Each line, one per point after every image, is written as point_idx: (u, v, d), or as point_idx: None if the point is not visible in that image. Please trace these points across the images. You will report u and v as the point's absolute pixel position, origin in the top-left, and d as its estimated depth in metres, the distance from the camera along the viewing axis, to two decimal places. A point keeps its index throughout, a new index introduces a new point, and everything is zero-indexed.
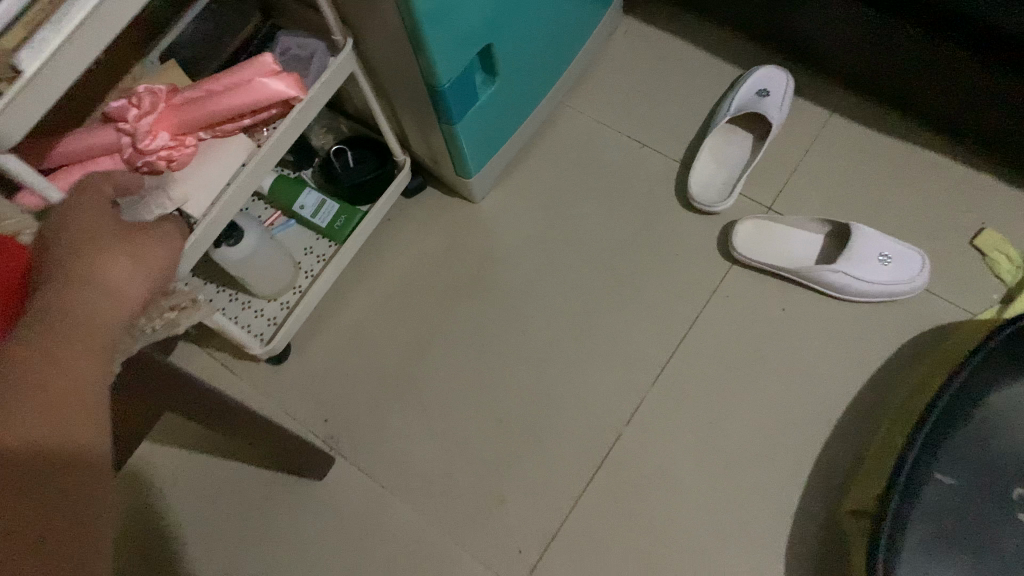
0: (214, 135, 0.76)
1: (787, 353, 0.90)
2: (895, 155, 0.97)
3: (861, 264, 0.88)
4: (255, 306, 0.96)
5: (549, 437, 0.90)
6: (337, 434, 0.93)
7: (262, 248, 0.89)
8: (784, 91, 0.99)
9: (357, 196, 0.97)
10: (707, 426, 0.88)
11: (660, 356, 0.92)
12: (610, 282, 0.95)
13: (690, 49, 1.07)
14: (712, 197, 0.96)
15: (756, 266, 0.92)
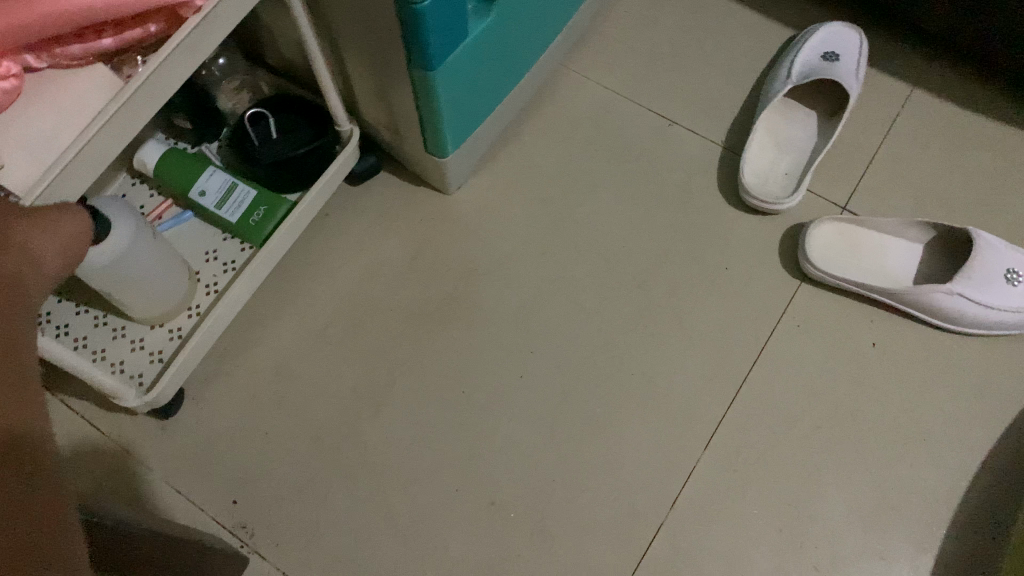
0: (51, 62, 0.47)
1: (887, 406, 0.66)
2: (1003, 141, 0.74)
3: (985, 284, 0.64)
4: (133, 336, 0.66)
5: (563, 529, 0.63)
6: (250, 526, 0.64)
7: (140, 253, 0.59)
8: (857, 55, 0.75)
9: (283, 179, 0.68)
10: (783, 513, 0.63)
11: (713, 410, 0.66)
12: (640, 305, 0.70)
13: (725, 4, 0.82)
14: (774, 193, 0.71)
15: (840, 285, 0.67)
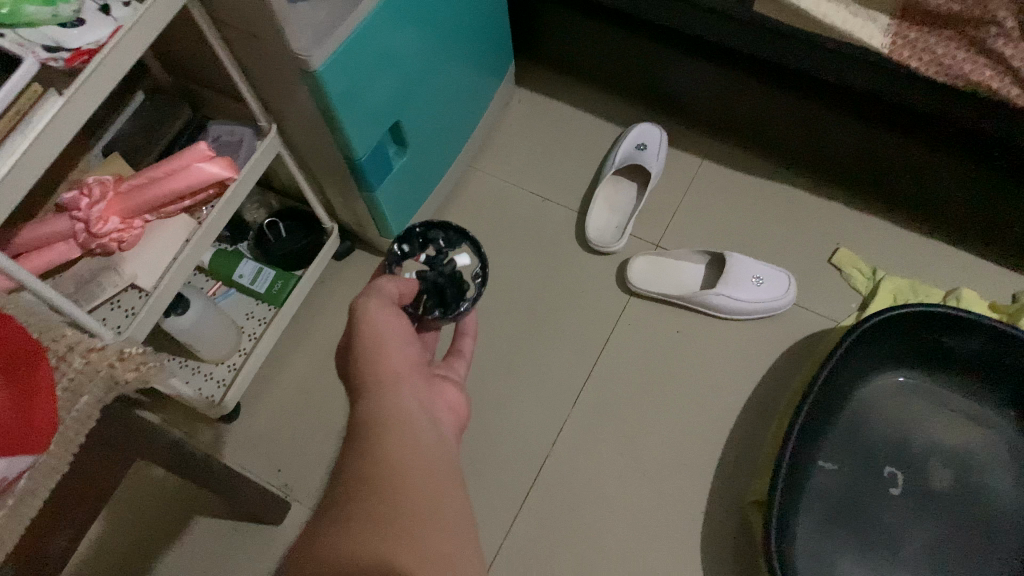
0: (157, 216, 0.85)
1: (685, 368, 1.03)
2: (760, 191, 1.13)
3: (738, 285, 1.02)
4: (204, 371, 1.03)
5: (485, 465, 1.00)
6: (288, 483, 1.01)
7: (206, 316, 0.97)
8: (660, 143, 1.14)
9: (291, 262, 1.06)
10: (623, 441, 0.99)
11: (577, 382, 1.03)
12: (527, 320, 1.07)
13: (579, 114, 1.22)
14: (609, 238, 1.09)
15: (652, 296, 1.05)
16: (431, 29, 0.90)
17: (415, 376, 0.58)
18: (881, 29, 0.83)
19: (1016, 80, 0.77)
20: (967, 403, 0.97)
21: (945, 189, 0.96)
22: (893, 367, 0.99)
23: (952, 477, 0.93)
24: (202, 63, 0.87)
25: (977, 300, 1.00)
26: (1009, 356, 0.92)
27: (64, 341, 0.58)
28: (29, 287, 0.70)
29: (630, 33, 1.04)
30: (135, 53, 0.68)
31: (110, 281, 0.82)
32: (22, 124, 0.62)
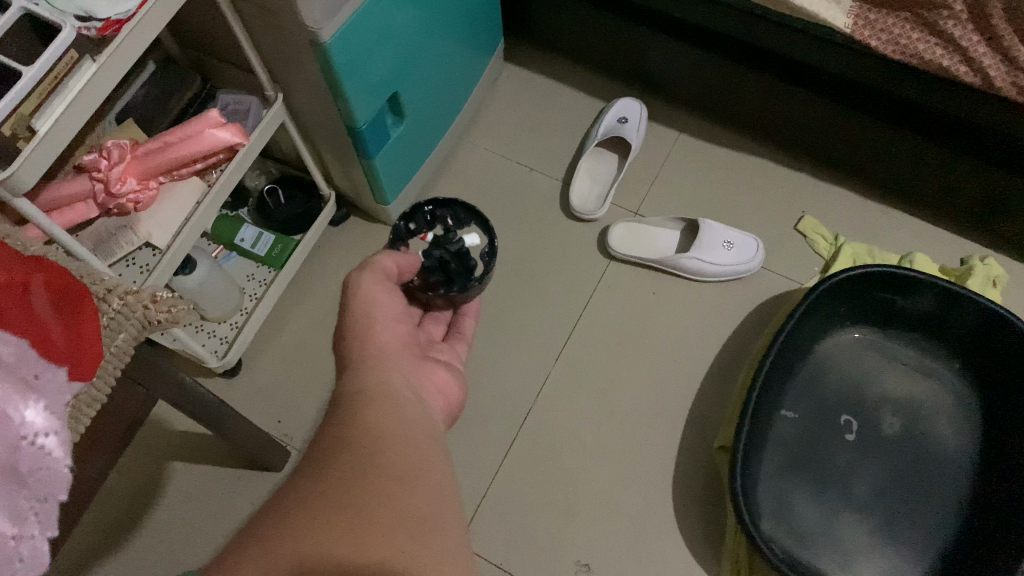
0: (171, 179, 0.91)
1: (662, 326, 1.10)
2: (731, 163, 1.21)
3: (710, 249, 1.10)
4: (208, 329, 1.09)
5: (475, 415, 1.07)
6: (289, 434, 1.07)
7: (212, 276, 1.02)
8: (639, 117, 1.21)
9: (291, 227, 1.12)
10: (604, 393, 1.07)
11: (561, 339, 1.11)
12: (514, 282, 1.15)
13: (562, 89, 1.29)
14: (590, 206, 1.17)
15: (631, 260, 1.13)
16: (429, 6, 0.96)
17: (400, 351, 0.61)
18: (843, 11, 0.88)
19: (965, 60, 0.84)
20: (917, 357, 1.06)
21: (901, 159, 1.04)
22: (849, 325, 1.08)
23: (901, 424, 1.02)
24: (213, 35, 0.92)
25: (928, 263, 1.09)
26: (953, 312, 1.00)
27: (101, 284, 0.62)
28: (58, 240, 0.76)
29: (612, 12, 1.10)
30: (159, 23, 0.74)
31: (127, 238, 0.87)
32: (61, 86, 0.67)
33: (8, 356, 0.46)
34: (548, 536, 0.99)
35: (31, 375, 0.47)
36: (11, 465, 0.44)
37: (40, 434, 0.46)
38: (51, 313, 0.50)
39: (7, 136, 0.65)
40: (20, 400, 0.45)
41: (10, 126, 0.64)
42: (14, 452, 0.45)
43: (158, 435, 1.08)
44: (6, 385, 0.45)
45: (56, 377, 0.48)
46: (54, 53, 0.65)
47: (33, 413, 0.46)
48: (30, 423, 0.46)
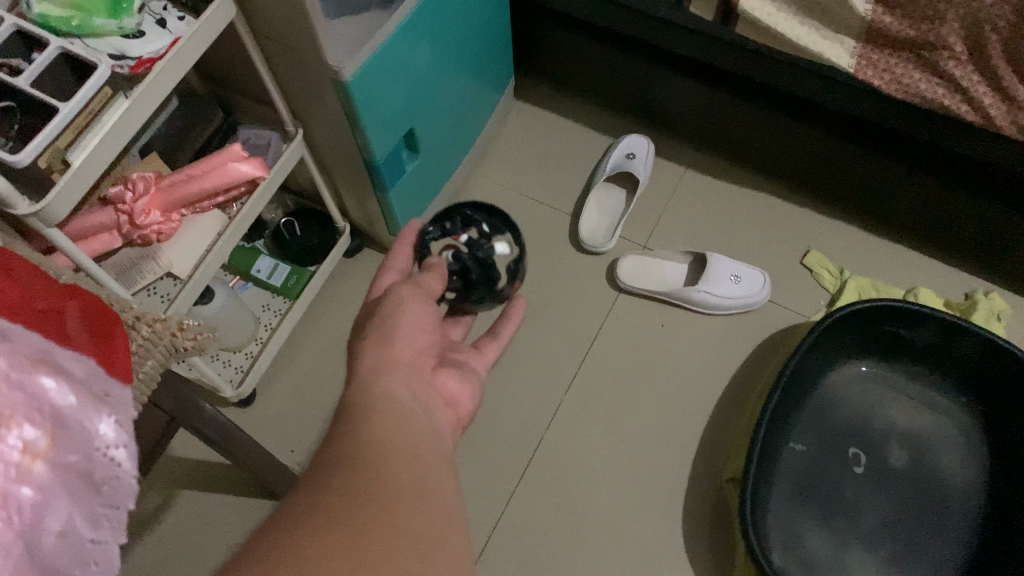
0: (193, 211, 0.92)
1: (671, 357, 1.12)
2: (738, 198, 1.24)
3: (718, 282, 1.12)
4: (224, 358, 1.10)
5: (486, 445, 1.08)
6: (301, 463, 1.08)
7: (229, 306, 1.04)
8: (647, 153, 1.24)
9: (306, 258, 1.14)
10: (613, 423, 1.08)
11: (571, 370, 1.12)
12: (525, 313, 1.16)
13: (572, 125, 1.32)
14: (600, 239, 1.19)
15: (640, 292, 1.15)
16: (445, 45, 0.99)
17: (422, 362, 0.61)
18: (847, 52, 0.92)
19: (966, 100, 0.86)
20: (923, 391, 1.07)
21: (905, 195, 1.07)
22: (856, 358, 1.09)
23: (908, 457, 1.03)
24: (236, 72, 0.95)
25: (933, 297, 1.11)
26: (958, 346, 1.02)
27: (129, 312, 0.62)
28: (86, 269, 0.79)
29: (621, 51, 1.13)
30: (189, 61, 0.77)
31: (150, 268, 0.89)
32: (96, 121, 0.70)
33: (78, 369, 0.44)
34: (558, 566, 1.00)
35: (100, 389, 0.45)
36: (87, 475, 0.42)
37: (111, 445, 0.43)
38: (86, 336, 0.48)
39: (43, 168, 0.67)
40: (94, 412, 0.43)
41: (47, 159, 0.66)
42: (90, 463, 0.42)
43: (171, 462, 1.09)
44: (81, 396, 0.43)
45: (120, 392, 0.47)
46: (90, 91, 0.68)
47: (106, 427, 0.43)
48: (103, 435, 0.43)
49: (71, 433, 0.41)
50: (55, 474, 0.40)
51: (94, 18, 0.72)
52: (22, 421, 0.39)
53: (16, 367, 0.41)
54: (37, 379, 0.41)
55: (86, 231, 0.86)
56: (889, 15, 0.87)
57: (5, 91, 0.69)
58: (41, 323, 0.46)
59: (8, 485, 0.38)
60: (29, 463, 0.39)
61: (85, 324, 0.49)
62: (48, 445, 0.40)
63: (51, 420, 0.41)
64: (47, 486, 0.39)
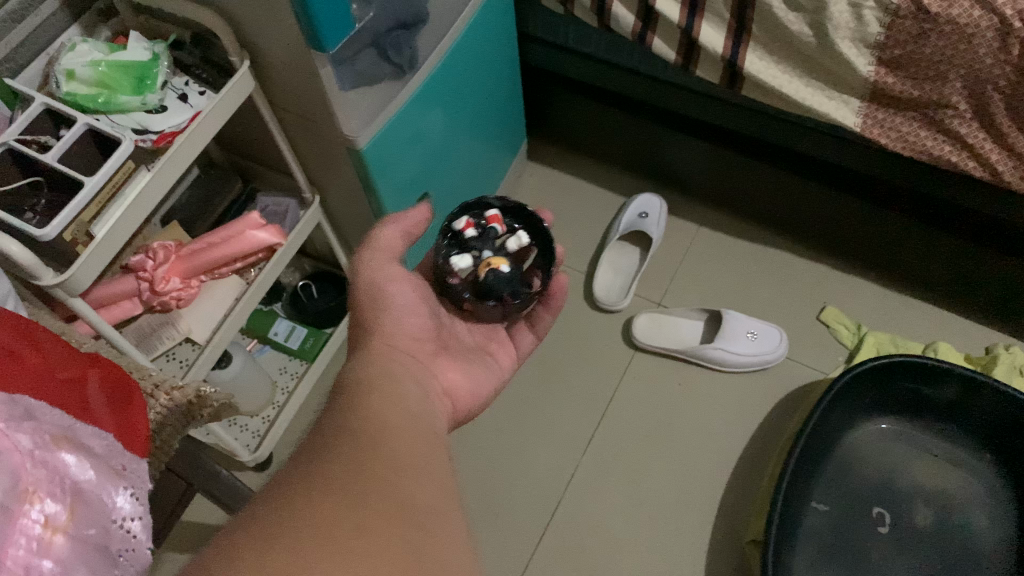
0: (212, 277, 0.94)
1: (689, 416, 1.11)
2: (752, 255, 1.24)
3: (734, 340, 1.11)
4: (241, 423, 1.11)
5: (504, 507, 1.07)
6: None
7: (246, 370, 1.05)
8: (659, 211, 1.25)
9: (322, 321, 1.15)
10: (632, 484, 1.07)
11: (588, 430, 1.11)
12: (540, 373, 1.17)
13: (585, 185, 1.34)
14: (614, 297, 1.20)
15: (656, 350, 1.15)
16: (457, 111, 1.01)
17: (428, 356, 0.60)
18: (853, 111, 0.91)
19: (973, 156, 0.87)
20: (946, 447, 1.05)
21: (921, 250, 1.06)
22: (876, 415, 1.08)
23: (935, 515, 1.01)
24: (256, 141, 0.98)
25: (953, 352, 1.10)
26: (979, 401, 1.01)
27: (149, 380, 0.65)
28: (105, 336, 0.79)
29: (630, 113, 1.15)
30: (211, 133, 0.79)
31: (169, 334, 0.90)
32: (118, 194, 0.72)
33: (98, 445, 0.45)
34: None
35: (119, 464, 0.45)
36: (104, 548, 0.42)
37: (127, 518, 0.44)
38: (105, 403, 0.49)
39: (68, 242, 0.68)
40: (111, 486, 0.44)
41: (71, 233, 0.68)
42: (107, 535, 0.42)
43: (188, 528, 1.09)
44: (98, 472, 0.44)
45: (137, 466, 0.47)
46: (113, 166, 0.70)
47: (122, 499, 0.44)
48: (119, 507, 0.44)
49: (89, 506, 0.42)
50: (74, 547, 0.40)
51: (119, 96, 0.76)
52: (44, 495, 0.40)
53: (40, 445, 0.41)
54: (58, 456, 0.42)
55: (107, 298, 0.88)
56: (893, 74, 0.86)
57: (33, 168, 0.71)
58: (66, 395, 0.46)
59: (30, 557, 0.38)
60: (49, 536, 0.39)
61: (106, 397, 0.50)
62: (67, 518, 0.40)
63: (70, 495, 0.41)
64: (67, 558, 0.39)
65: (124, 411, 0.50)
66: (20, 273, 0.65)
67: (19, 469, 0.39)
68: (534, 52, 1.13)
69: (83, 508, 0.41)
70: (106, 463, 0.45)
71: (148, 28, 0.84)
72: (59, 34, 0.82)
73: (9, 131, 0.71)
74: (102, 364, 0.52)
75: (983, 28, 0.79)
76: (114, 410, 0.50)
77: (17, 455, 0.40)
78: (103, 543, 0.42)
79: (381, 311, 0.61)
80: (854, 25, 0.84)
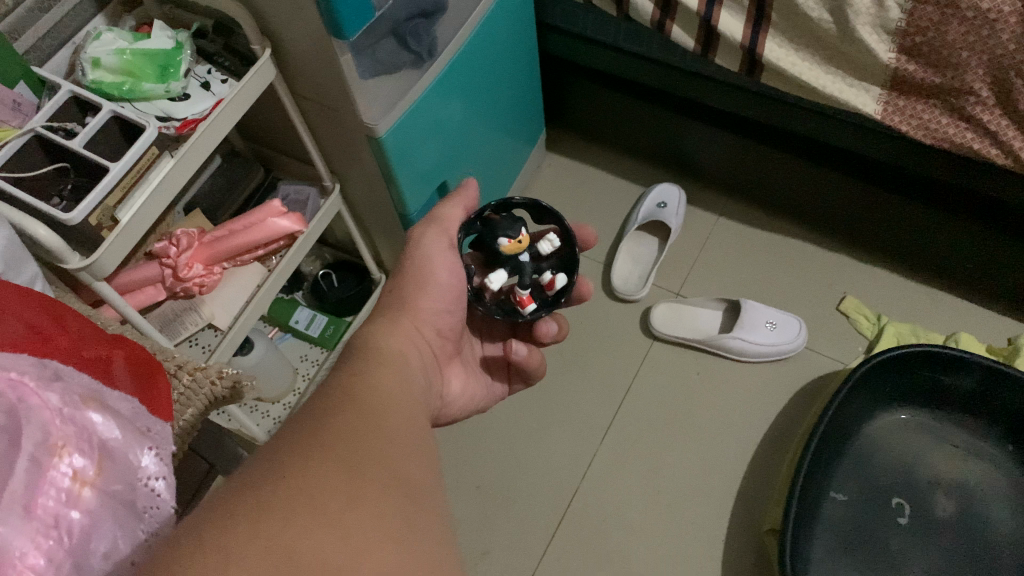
0: (234, 264, 0.95)
1: (706, 405, 1.11)
2: (771, 245, 1.24)
3: (753, 329, 1.11)
4: (263, 409, 1.12)
5: (522, 494, 1.07)
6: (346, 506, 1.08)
7: (268, 356, 1.06)
8: (678, 201, 1.25)
9: (343, 309, 1.16)
10: (650, 473, 1.07)
11: (606, 419, 1.12)
12: (558, 362, 1.17)
13: (604, 175, 1.34)
14: (632, 287, 1.20)
15: (674, 339, 1.15)
16: (476, 100, 1.02)
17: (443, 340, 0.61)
18: (874, 98, 0.90)
19: (995, 143, 0.86)
20: (967, 438, 1.04)
21: (942, 239, 1.05)
22: (896, 406, 1.07)
23: (955, 506, 1.00)
24: (278, 130, 0.99)
25: (974, 342, 1.09)
26: (1002, 391, 1.00)
27: (173, 361, 0.66)
28: (132, 320, 0.80)
29: (650, 102, 1.15)
30: (234, 121, 0.79)
31: (192, 320, 0.91)
32: (143, 179, 0.73)
33: (123, 408, 0.47)
34: None
35: (144, 426, 0.47)
36: (131, 504, 0.43)
37: (151, 477, 0.45)
38: (130, 374, 0.51)
39: (94, 225, 0.69)
40: (137, 445, 0.45)
41: (96, 217, 0.69)
42: (132, 491, 0.43)
43: None
44: (125, 433, 0.45)
45: (161, 428, 0.49)
46: (138, 151, 0.71)
47: (147, 460, 0.46)
48: (145, 466, 0.45)
49: (116, 464, 0.43)
50: (101, 501, 0.41)
51: (144, 84, 0.77)
52: (73, 450, 0.41)
53: (70, 403, 0.43)
54: (87, 414, 0.43)
55: (131, 284, 0.89)
56: (914, 61, 0.86)
57: (60, 154, 0.72)
58: (91, 372, 0.47)
59: (59, 508, 0.39)
60: (78, 489, 0.40)
61: (131, 372, 0.51)
62: (96, 473, 0.42)
63: (99, 451, 0.42)
64: (95, 510, 0.40)
65: (150, 380, 0.52)
66: (47, 256, 0.66)
67: (50, 425, 0.41)
68: (554, 43, 1.13)
69: (109, 465, 0.43)
70: (132, 422, 0.46)
71: (172, 17, 0.85)
72: (86, 23, 0.84)
73: (36, 118, 0.72)
74: (128, 343, 0.54)
75: (1006, 13, 0.79)
76: (140, 378, 0.51)
77: (47, 412, 0.42)
78: (128, 497, 0.43)
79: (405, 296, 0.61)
80: (875, 11, 0.84)
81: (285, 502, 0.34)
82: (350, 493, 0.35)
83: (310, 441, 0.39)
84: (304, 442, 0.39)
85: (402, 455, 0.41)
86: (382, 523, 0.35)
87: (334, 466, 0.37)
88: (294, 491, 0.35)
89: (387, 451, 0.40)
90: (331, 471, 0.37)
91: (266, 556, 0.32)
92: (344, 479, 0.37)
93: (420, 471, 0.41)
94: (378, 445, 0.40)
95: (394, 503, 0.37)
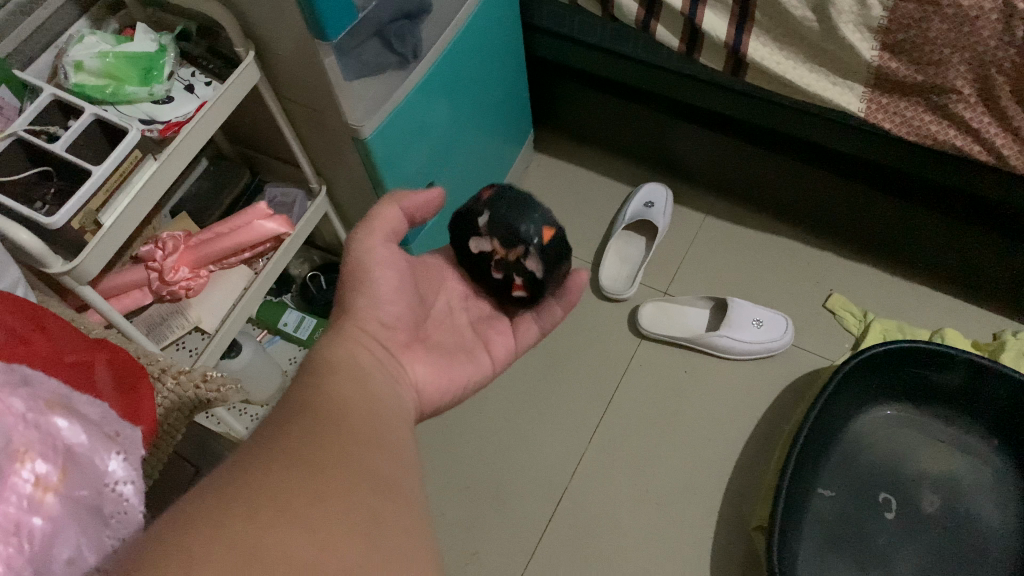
0: (221, 266, 0.95)
1: (695, 403, 1.11)
2: (757, 243, 1.24)
3: (740, 327, 1.11)
4: (251, 412, 1.12)
5: (511, 494, 1.07)
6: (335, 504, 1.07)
7: (256, 358, 1.06)
8: (665, 200, 1.25)
9: (331, 311, 1.16)
10: (638, 471, 1.07)
11: (595, 418, 1.12)
12: (547, 362, 1.17)
13: (591, 175, 1.34)
14: (620, 286, 1.20)
15: (662, 338, 1.15)
16: (461, 101, 1.02)
17: None
18: (857, 96, 0.91)
19: (978, 140, 0.87)
20: (953, 433, 1.05)
21: (926, 235, 1.06)
22: (883, 402, 1.08)
23: (942, 501, 1.01)
24: (264, 133, 0.99)
25: (960, 338, 1.10)
26: (987, 387, 1.01)
27: (156, 364, 0.65)
28: (117, 324, 0.80)
29: (636, 102, 1.16)
30: (217, 123, 0.80)
31: (178, 322, 0.91)
32: (126, 183, 0.72)
33: (93, 412, 0.46)
34: None
35: (111, 430, 0.46)
36: (96, 510, 0.43)
37: (121, 482, 0.45)
38: (109, 379, 0.50)
39: (76, 229, 0.69)
40: (104, 450, 0.45)
41: (80, 221, 0.68)
42: (99, 496, 0.43)
43: None
44: (92, 437, 0.45)
45: (133, 433, 0.48)
46: (121, 154, 0.70)
47: (117, 465, 0.45)
48: (113, 471, 0.45)
49: (82, 469, 0.43)
50: (65, 507, 0.42)
51: (127, 87, 0.77)
52: (36, 455, 0.42)
53: (34, 408, 0.43)
54: (52, 419, 0.43)
55: (116, 289, 0.89)
56: (896, 59, 0.86)
57: (42, 158, 0.72)
58: (66, 379, 0.47)
59: (21, 514, 0.40)
60: (40, 495, 0.41)
61: (112, 379, 0.51)
62: (60, 478, 0.42)
63: (63, 456, 0.43)
64: (58, 516, 0.41)
65: (128, 384, 0.52)
66: (29, 259, 0.66)
67: (12, 431, 0.42)
68: (540, 43, 1.13)
69: (71, 474, 0.43)
70: (102, 428, 0.46)
71: (156, 21, 0.85)
72: (69, 27, 0.84)
73: (17, 122, 0.72)
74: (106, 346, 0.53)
75: (987, 10, 0.79)
76: (120, 383, 0.51)
77: (10, 418, 0.42)
78: (92, 505, 0.43)
79: (382, 309, 0.62)
80: (857, 9, 0.84)
81: (245, 504, 0.34)
82: (306, 495, 0.36)
83: (277, 449, 0.39)
84: (281, 450, 0.39)
85: (371, 460, 0.41)
86: (340, 524, 0.36)
87: (299, 469, 0.37)
88: (268, 497, 0.35)
89: (352, 451, 0.41)
90: (303, 473, 0.37)
91: (238, 553, 0.32)
92: (318, 479, 0.37)
93: (388, 475, 0.42)
94: (341, 449, 0.41)
95: (355, 504, 0.37)
